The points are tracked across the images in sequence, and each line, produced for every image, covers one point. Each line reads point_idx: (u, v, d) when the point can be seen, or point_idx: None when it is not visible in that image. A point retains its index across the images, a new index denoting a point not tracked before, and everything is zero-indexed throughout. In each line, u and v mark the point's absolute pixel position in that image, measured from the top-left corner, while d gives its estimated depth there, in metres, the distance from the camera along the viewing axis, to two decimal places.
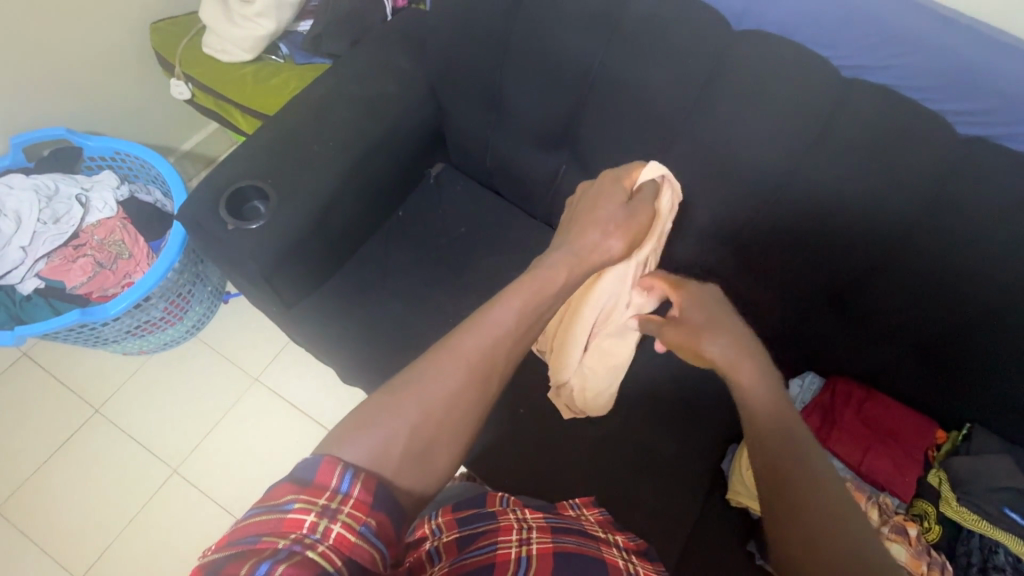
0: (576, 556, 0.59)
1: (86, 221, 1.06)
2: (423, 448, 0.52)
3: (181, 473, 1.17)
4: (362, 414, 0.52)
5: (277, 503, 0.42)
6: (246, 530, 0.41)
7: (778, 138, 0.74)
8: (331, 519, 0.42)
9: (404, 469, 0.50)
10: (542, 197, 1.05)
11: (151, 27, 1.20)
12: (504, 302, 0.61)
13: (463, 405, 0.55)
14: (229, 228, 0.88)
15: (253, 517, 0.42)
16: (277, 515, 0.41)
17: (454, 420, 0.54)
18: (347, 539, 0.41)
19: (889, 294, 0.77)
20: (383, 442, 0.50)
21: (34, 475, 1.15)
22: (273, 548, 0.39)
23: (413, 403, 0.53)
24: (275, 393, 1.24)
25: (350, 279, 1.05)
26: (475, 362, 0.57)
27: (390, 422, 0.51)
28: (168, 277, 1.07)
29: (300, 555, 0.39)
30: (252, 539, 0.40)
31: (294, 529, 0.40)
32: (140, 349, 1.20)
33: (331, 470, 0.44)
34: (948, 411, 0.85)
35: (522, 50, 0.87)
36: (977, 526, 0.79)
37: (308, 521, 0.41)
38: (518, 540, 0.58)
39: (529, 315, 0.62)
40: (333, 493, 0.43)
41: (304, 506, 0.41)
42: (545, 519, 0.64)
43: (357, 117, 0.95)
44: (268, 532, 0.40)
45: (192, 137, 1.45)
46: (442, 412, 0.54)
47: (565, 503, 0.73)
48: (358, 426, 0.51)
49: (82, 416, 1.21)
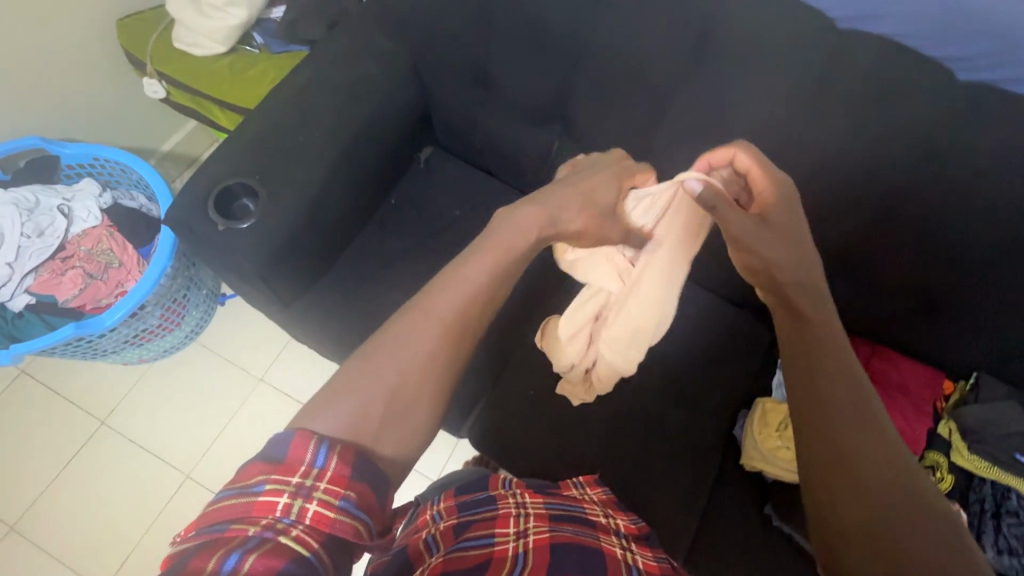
0: (575, 544, 0.57)
1: (72, 231, 1.04)
2: (400, 410, 0.51)
3: (194, 478, 1.17)
4: (339, 382, 0.50)
5: (246, 486, 0.40)
6: (215, 518, 0.39)
7: (778, 97, 0.72)
8: (306, 498, 0.40)
9: (383, 434, 0.49)
10: (537, 174, 1.03)
11: (118, 24, 1.15)
12: (472, 262, 0.58)
13: (440, 368, 0.53)
14: (219, 228, 0.85)
15: (222, 500, 0.40)
16: (247, 499, 0.39)
17: (432, 382, 0.53)
18: (325, 516, 0.40)
19: (892, 247, 0.76)
20: (362, 408, 0.49)
21: (47, 490, 1.15)
22: (243, 536, 0.37)
23: (391, 367, 0.51)
24: (282, 391, 1.24)
25: (348, 272, 1.03)
26: (449, 322, 0.55)
27: (368, 388, 0.50)
28: (162, 283, 1.05)
29: (272, 541, 0.37)
30: (220, 528, 0.38)
31: (266, 513, 0.39)
32: (141, 358, 1.18)
33: (305, 444, 0.43)
34: (955, 360, 0.85)
35: (507, 21, 0.83)
36: (989, 473, 0.81)
37: (281, 504, 0.39)
38: (516, 533, 0.56)
39: (501, 277, 0.59)
40: (308, 469, 0.41)
41: (276, 488, 0.39)
42: (544, 504, 0.64)
43: (342, 104, 0.92)
44: (237, 517, 0.38)
45: (171, 136, 1.41)
46: (419, 374, 0.52)
47: (569, 482, 0.74)
48: (335, 398, 0.49)
49: (88, 429, 1.20)
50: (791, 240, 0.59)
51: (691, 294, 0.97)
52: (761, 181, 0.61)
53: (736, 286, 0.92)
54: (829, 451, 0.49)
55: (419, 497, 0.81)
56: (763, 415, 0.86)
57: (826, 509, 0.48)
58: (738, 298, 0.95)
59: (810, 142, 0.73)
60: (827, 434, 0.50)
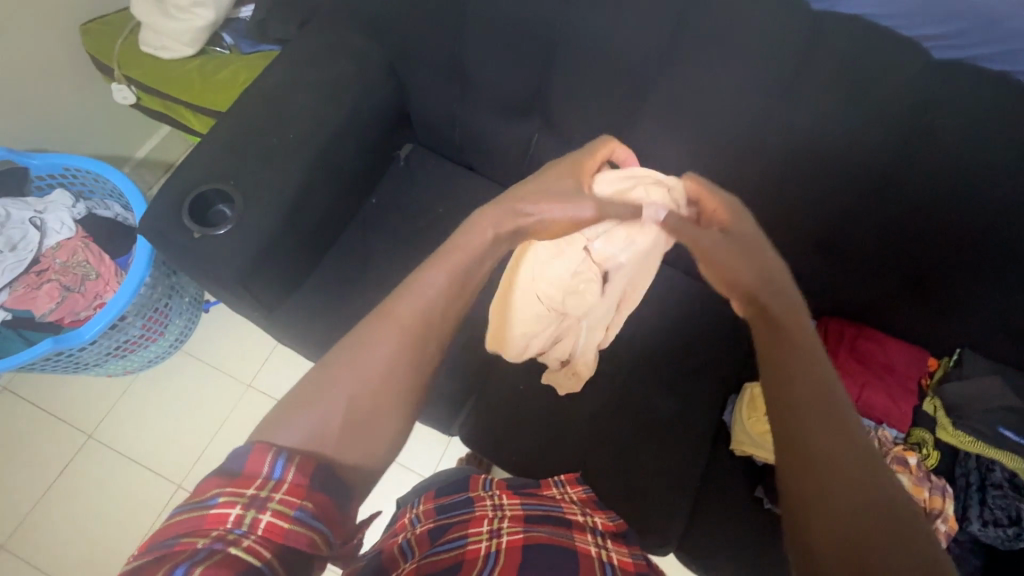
0: (551, 546, 0.57)
1: (46, 244, 1.02)
2: (361, 418, 0.50)
3: (186, 488, 1.16)
4: (302, 391, 0.50)
5: (200, 500, 0.40)
6: (167, 533, 0.38)
7: (755, 82, 0.72)
8: (260, 509, 0.39)
9: (346, 444, 0.48)
10: (517, 168, 1.02)
11: (81, 28, 1.11)
12: (433, 267, 0.58)
13: (403, 372, 0.53)
14: (195, 236, 0.84)
15: (177, 516, 0.39)
16: (200, 512, 0.39)
17: (394, 386, 0.52)
18: (278, 527, 0.39)
19: (874, 227, 0.77)
20: (323, 418, 0.48)
21: (36, 508, 1.13)
22: (191, 549, 0.37)
23: (349, 376, 0.51)
24: (270, 396, 1.23)
25: (331, 274, 1.02)
26: (409, 325, 0.54)
27: (328, 398, 0.49)
28: (142, 293, 1.03)
29: (221, 552, 0.37)
30: (170, 542, 0.37)
31: (217, 525, 0.38)
32: (125, 369, 1.17)
33: (262, 457, 0.42)
34: (938, 338, 0.86)
35: (479, 14, 0.82)
36: (973, 448, 0.82)
37: (232, 515, 0.39)
38: (488, 534, 0.57)
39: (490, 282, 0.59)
40: (264, 481, 0.41)
41: (228, 499, 0.39)
42: (520, 506, 0.64)
43: (315, 104, 0.90)
44: (188, 531, 0.38)
45: (145, 143, 1.38)
46: (380, 380, 0.52)
47: (549, 482, 0.74)
48: (293, 410, 0.48)
49: (74, 444, 1.18)
50: (753, 246, 0.60)
51: (677, 282, 0.97)
52: (714, 199, 0.64)
53: None
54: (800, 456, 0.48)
55: (403, 500, 0.84)
56: (752, 400, 0.86)
57: (800, 516, 0.46)
58: None
59: (788, 127, 0.73)
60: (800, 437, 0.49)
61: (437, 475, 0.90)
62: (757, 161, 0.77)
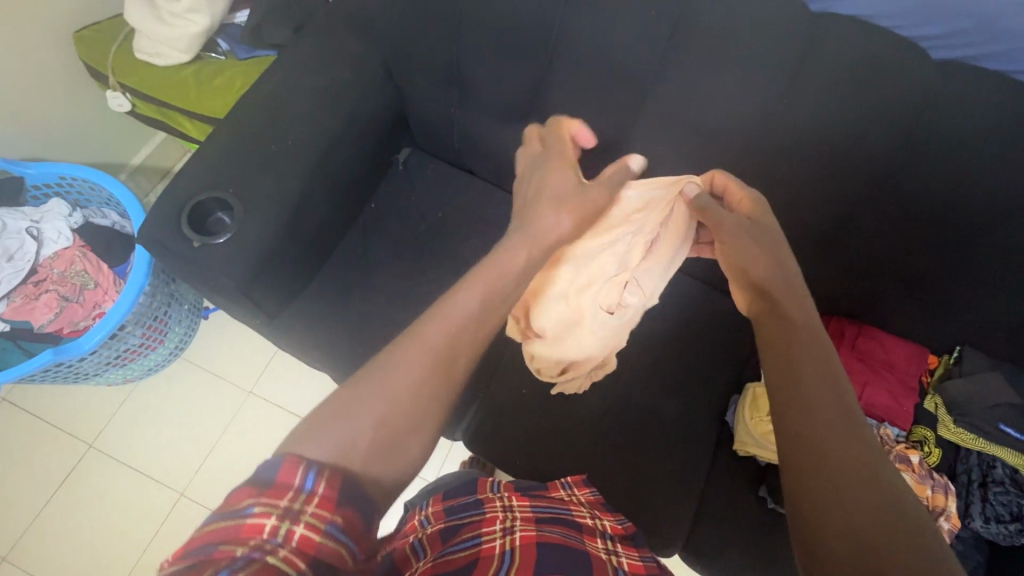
0: (564, 546, 0.57)
1: (43, 254, 1.01)
2: (389, 437, 0.49)
3: (189, 495, 1.15)
4: (329, 407, 0.49)
5: (236, 509, 0.39)
6: (203, 540, 0.38)
7: (756, 84, 0.72)
8: (294, 520, 0.39)
9: (372, 460, 0.48)
10: (516, 171, 1.01)
11: (75, 36, 1.10)
12: (463, 291, 0.59)
13: (433, 394, 0.53)
14: (195, 245, 0.83)
15: (212, 524, 0.39)
16: (235, 522, 0.39)
17: (423, 408, 0.52)
18: (311, 540, 0.39)
19: (874, 227, 0.77)
20: (353, 435, 0.48)
21: (38, 518, 1.13)
22: (230, 557, 0.37)
23: (381, 397, 0.51)
24: (271, 403, 1.22)
25: (332, 280, 1.02)
26: (441, 347, 0.54)
27: (359, 415, 0.49)
28: (141, 302, 1.02)
29: (260, 561, 0.37)
30: (208, 549, 0.37)
31: (253, 535, 0.38)
32: (125, 377, 1.16)
33: (293, 470, 0.42)
34: (935, 336, 0.87)
35: (477, 20, 0.82)
36: (975, 445, 0.83)
37: (268, 525, 0.39)
38: (502, 531, 0.57)
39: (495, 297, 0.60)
40: (297, 493, 0.41)
41: (264, 510, 0.39)
42: (531, 508, 0.64)
43: (313, 110, 0.90)
44: (225, 539, 0.38)
45: (141, 149, 1.37)
46: (409, 400, 0.51)
47: (556, 483, 0.74)
48: (320, 427, 0.48)
49: (76, 453, 1.17)
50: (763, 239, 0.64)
51: (678, 284, 0.97)
52: (739, 193, 0.69)
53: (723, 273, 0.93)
54: (806, 417, 0.48)
55: (411, 501, 0.86)
56: (754, 401, 0.86)
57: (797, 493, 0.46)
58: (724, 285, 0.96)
59: (789, 129, 0.73)
60: (805, 398, 0.49)
61: (442, 478, 0.91)
62: (756, 162, 0.77)
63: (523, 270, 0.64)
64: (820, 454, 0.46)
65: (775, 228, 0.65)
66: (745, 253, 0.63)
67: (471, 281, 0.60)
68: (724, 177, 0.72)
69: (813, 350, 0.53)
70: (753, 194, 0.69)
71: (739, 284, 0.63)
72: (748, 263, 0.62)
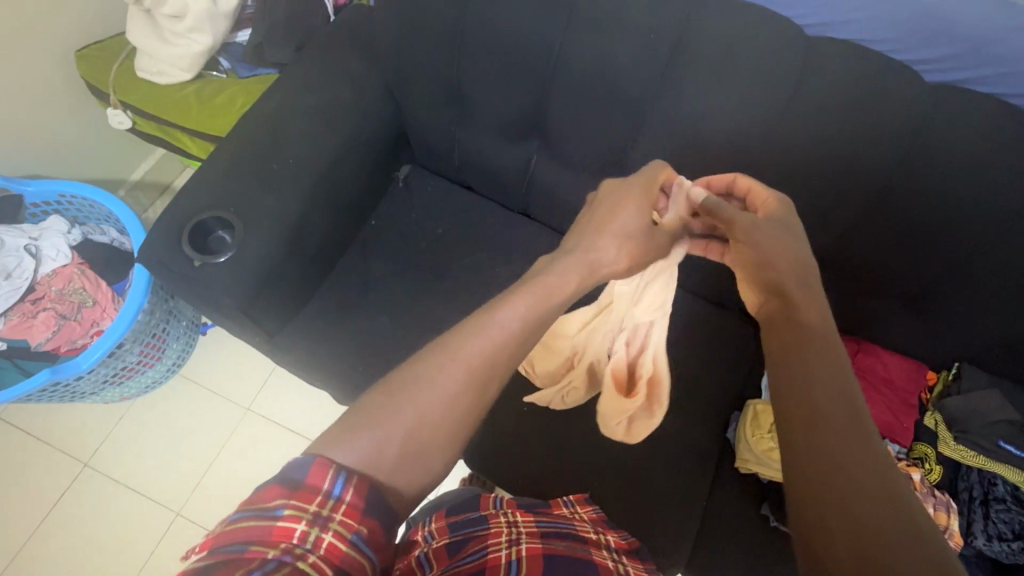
0: (568, 557, 0.58)
1: (41, 272, 1.00)
2: (417, 451, 0.48)
3: (186, 515, 1.14)
4: (359, 413, 0.48)
5: (265, 509, 0.39)
6: (232, 539, 0.38)
7: (756, 106, 0.72)
8: (323, 527, 0.39)
9: (399, 471, 0.47)
10: (516, 188, 1.02)
11: (76, 55, 1.11)
12: (509, 305, 0.55)
13: (463, 412, 0.50)
14: (196, 264, 0.83)
15: (239, 522, 0.39)
16: (265, 523, 0.38)
17: (453, 425, 0.50)
18: (338, 548, 0.39)
19: (874, 246, 0.77)
20: (377, 444, 0.46)
21: (31, 540, 1.11)
22: (262, 559, 0.37)
23: (412, 408, 0.48)
24: (269, 419, 1.21)
25: (332, 297, 1.02)
26: (477, 363, 0.51)
27: (387, 425, 0.47)
28: (140, 320, 1.02)
29: (291, 566, 0.37)
30: (238, 548, 0.37)
31: (284, 538, 0.38)
32: (122, 395, 1.15)
33: (324, 472, 0.42)
34: (936, 354, 0.87)
35: (477, 41, 0.83)
36: (976, 462, 0.83)
37: (298, 531, 0.38)
38: (508, 542, 0.57)
39: (537, 320, 0.56)
40: (325, 498, 0.40)
41: (294, 513, 0.39)
42: (535, 522, 0.64)
43: (315, 128, 0.91)
44: (257, 540, 0.38)
45: (141, 165, 1.38)
46: (440, 417, 0.49)
47: (559, 501, 0.73)
48: (350, 433, 0.47)
49: (71, 473, 1.16)
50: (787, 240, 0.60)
51: (678, 300, 0.98)
52: (763, 195, 0.65)
53: (724, 290, 0.93)
54: (816, 418, 0.46)
55: (413, 519, 0.85)
56: (755, 418, 0.86)
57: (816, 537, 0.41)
58: (724, 301, 0.96)
59: (787, 150, 0.74)
60: (813, 399, 0.47)
61: (443, 496, 0.90)
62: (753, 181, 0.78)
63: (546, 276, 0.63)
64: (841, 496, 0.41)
65: (797, 226, 0.61)
66: (771, 244, 0.58)
67: (538, 298, 0.57)
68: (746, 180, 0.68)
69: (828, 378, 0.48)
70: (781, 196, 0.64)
71: (754, 280, 0.59)
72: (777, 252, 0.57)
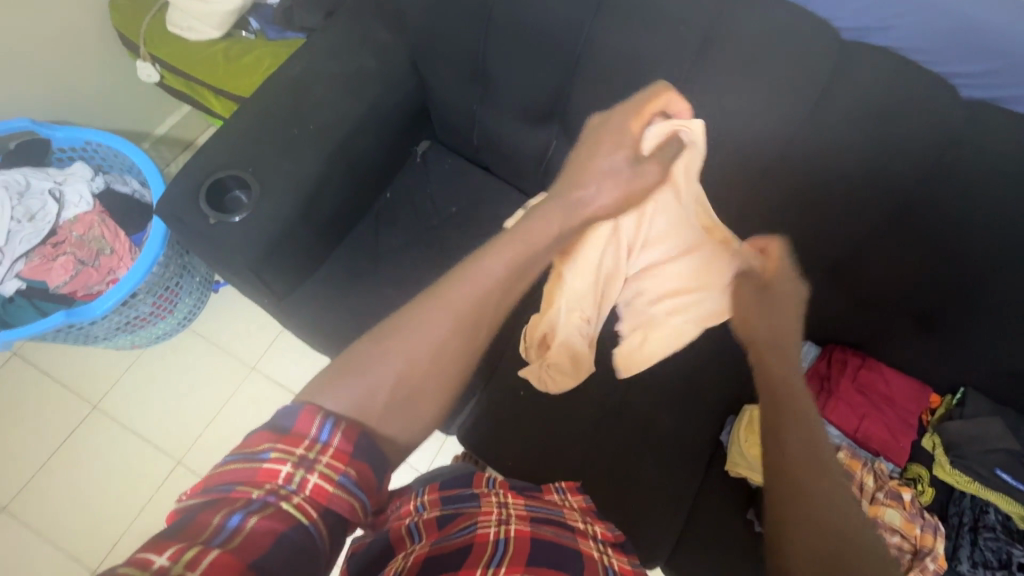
0: (553, 543, 0.58)
1: (63, 217, 1.02)
2: (407, 395, 0.50)
3: (186, 464, 1.17)
4: (351, 358, 0.50)
5: (253, 452, 0.40)
6: (221, 479, 0.39)
7: (783, 109, 0.71)
8: (308, 469, 0.40)
9: (387, 417, 0.48)
10: (533, 172, 1.01)
11: (111, 4, 1.12)
12: (493, 255, 0.62)
13: (450, 357, 0.53)
14: (211, 221, 0.84)
15: (229, 463, 0.40)
16: (252, 465, 0.39)
17: (442, 367, 0.53)
18: (324, 490, 0.40)
19: (888, 258, 0.76)
20: (370, 389, 0.48)
21: (38, 473, 1.14)
22: (246, 498, 0.38)
23: (399, 353, 0.51)
24: (272, 380, 1.24)
25: (343, 265, 1.03)
26: (463, 310, 0.55)
27: (378, 369, 0.49)
28: (154, 272, 1.04)
29: (274, 506, 0.38)
30: (227, 487, 0.38)
31: (269, 479, 0.39)
32: (133, 343, 1.18)
33: (311, 419, 0.43)
34: (939, 375, 0.86)
35: (506, 19, 0.81)
36: (970, 488, 0.83)
37: (284, 471, 0.39)
38: (498, 521, 0.58)
39: (516, 268, 0.62)
40: (312, 442, 0.41)
41: (281, 455, 0.40)
42: (526, 506, 0.64)
43: (338, 96, 0.91)
44: (243, 480, 0.39)
45: (167, 119, 1.39)
46: (429, 359, 0.52)
47: (550, 487, 0.74)
48: (345, 374, 0.48)
49: (80, 413, 1.19)
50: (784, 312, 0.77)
51: None
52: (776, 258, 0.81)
53: None
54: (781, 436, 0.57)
55: None
56: (750, 422, 0.86)
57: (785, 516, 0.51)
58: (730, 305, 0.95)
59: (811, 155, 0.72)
60: (785, 434, 0.57)
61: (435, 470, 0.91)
62: (774, 182, 0.76)
63: (548, 241, 0.70)
64: (803, 492, 0.52)
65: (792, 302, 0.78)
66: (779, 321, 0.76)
67: (514, 249, 0.64)
68: (776, 248, 0.81)
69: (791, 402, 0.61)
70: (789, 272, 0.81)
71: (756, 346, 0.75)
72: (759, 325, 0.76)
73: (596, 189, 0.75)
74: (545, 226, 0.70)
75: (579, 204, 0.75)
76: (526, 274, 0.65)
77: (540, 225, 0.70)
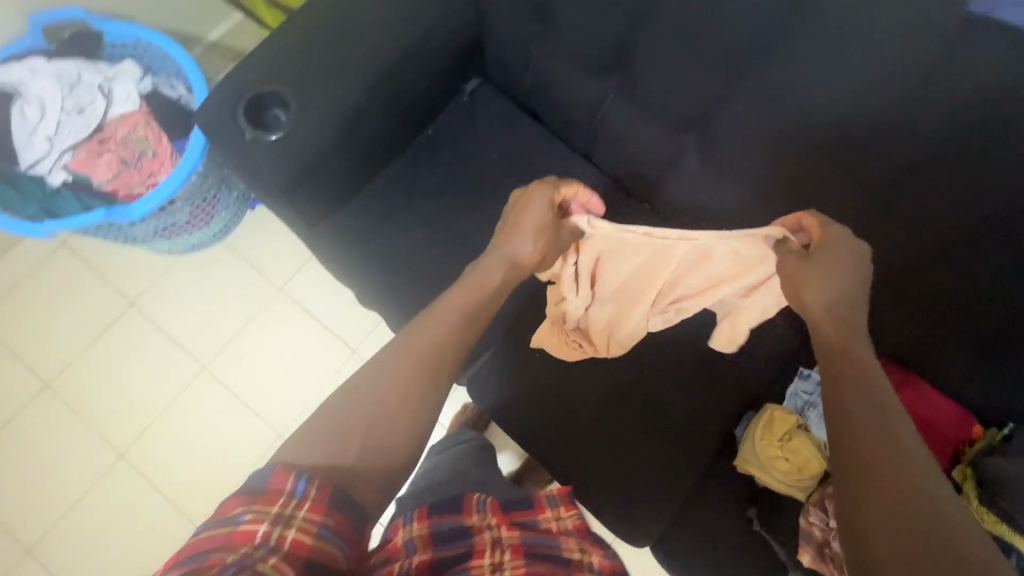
0: None
1: (110, 114, 1.03)
2: (375, 431, 0.55)
3: (211, 372, 1.22)
4: (315, 421, 0.54)
5: (227, 517, 0.43)
6: (198, 545, 0.41)
7: (866, 82, 0.66)
8: (284, 526, 0.42)
9: (368, 455, 0.53)
10: (584, 127, 0.94)
11: None
12: (444, 301, 0.68)
13: (412, 395, 0.59)
14: (248, 137, 0.83)
15: (203, 532, 0.42)
16: (228, 528, 0.42)
17: (408, 410, 0.58)
18: (302, 543, 0.42)
19: (966, 264, 0.71)
20: (343, 435, 0.53)
21: (77, 358, 1.21)
22: (223, 561, 0.40)
23: (370, 399, 0.57)
24: (298, 305, 1.26)
25: (375, 200, 1.00)
26: (423, 355, 0.62)
27: (355, 418, 0.55)
28: (193, 182, 1.05)
29: (251, 566, 0.39)
30: (203, 554, 0.40)
31: (245, 541, 0.41)
32: (170, 248, 1.21)
33: (285, 477, 0.46)
34: (987, 403, 0.79)
35: None
36: (996, 529, 0.74)
37: (260, 531, 0.42)
38: (491, 564, 0.57)
39: (470, 313, 0.68)
40: (287, 498, 0.44)
41: (255, 517, 0.42)
42: (519, 537, 0.64)
43: (389, 18, 0.85)
44: (219, 545, 0.41)
45: (221, 23, 1.35)
46: (395, 402, 0.57)
47: (543, 500, 0.73)
48: (318, 434, 0.53)
49: (117, 308, 1.24)
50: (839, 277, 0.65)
51: None
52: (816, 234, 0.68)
53: None
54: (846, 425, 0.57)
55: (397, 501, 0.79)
56: (769, 423, 0.83)
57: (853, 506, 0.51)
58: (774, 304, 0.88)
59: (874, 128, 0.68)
60: (849, 416, 0.57)
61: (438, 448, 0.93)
62: (816, 171, 0.75)
63: (494, 292, 0.72)
64: (872, 480, 0.51)
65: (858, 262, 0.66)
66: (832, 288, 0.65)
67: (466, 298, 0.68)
68: (810, 220, 0.69)
69: (858, 386, 0.59)
70: (840, 233, 0.67)
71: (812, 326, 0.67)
72: (821, 293, 0.65)
73: (530, 245, 0.73)
74: (493, 277, 0.72)
75: (520, 256, 0.73)
76: (488, 318, 0.71)
77: (490, 275, 0.72)
